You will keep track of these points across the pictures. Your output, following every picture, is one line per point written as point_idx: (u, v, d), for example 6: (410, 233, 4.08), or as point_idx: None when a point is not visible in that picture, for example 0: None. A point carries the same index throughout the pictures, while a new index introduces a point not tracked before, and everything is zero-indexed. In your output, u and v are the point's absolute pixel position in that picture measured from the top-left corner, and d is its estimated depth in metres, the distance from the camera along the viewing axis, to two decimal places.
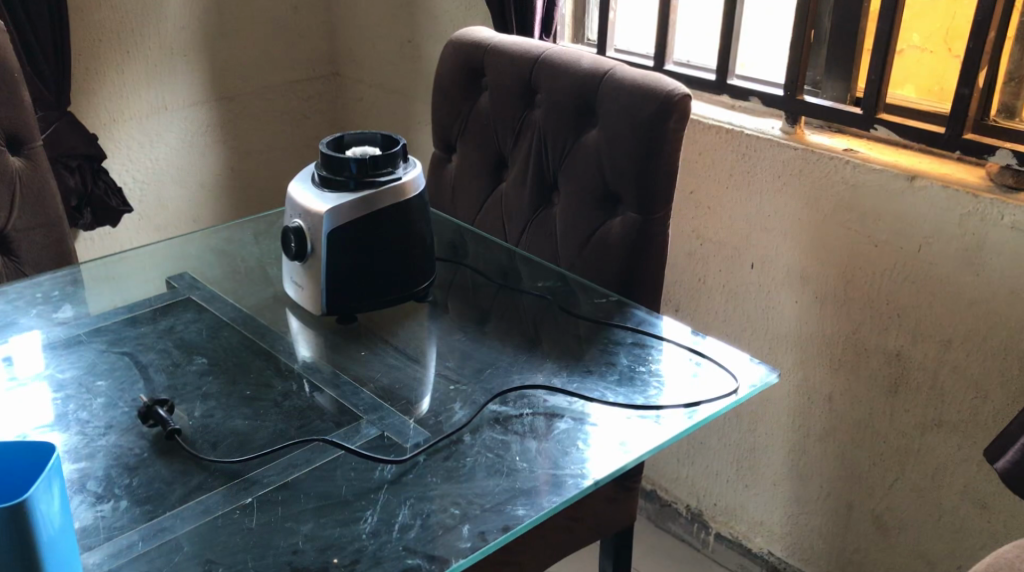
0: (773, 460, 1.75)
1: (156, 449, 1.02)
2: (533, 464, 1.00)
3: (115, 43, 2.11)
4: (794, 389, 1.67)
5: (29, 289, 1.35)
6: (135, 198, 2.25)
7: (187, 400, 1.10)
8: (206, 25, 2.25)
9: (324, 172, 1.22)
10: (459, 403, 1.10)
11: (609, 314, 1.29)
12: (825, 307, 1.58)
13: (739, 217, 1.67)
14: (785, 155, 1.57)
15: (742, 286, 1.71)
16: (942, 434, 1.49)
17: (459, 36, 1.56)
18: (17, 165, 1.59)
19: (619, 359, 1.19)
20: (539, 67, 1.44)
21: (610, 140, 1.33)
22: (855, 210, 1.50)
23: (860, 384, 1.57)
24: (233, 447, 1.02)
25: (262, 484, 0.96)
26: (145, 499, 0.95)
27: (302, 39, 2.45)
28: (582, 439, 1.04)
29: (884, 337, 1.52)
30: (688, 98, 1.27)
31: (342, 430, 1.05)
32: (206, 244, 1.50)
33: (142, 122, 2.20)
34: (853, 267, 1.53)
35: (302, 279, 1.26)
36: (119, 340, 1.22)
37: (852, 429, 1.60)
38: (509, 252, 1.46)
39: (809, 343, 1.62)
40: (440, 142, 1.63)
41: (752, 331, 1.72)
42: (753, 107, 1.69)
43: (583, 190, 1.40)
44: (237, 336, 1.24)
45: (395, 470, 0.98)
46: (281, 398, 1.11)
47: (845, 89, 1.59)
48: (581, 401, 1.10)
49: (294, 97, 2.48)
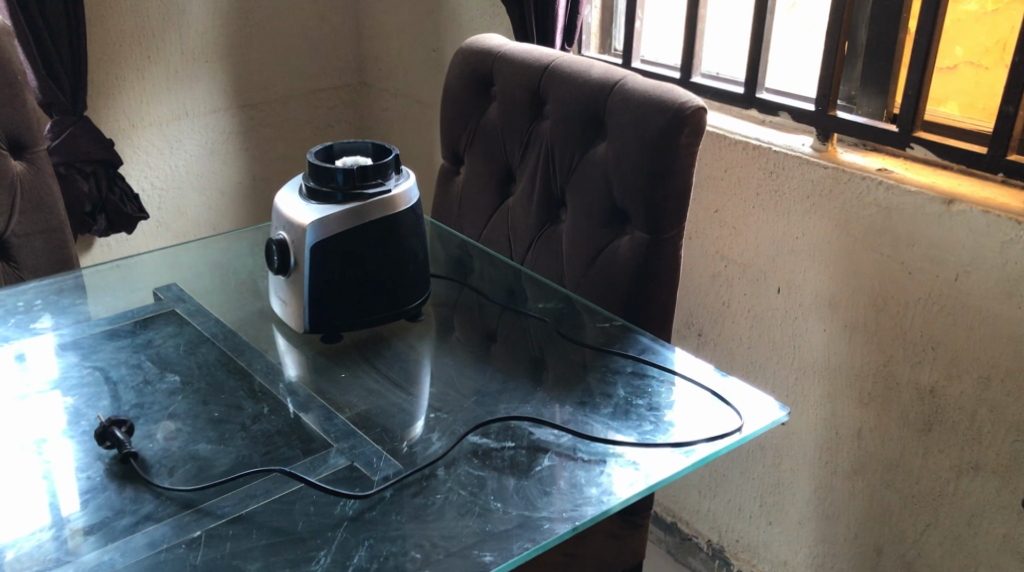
0: (798, 496, 1.65)
1: (110, 474, 0.96)
2: (508, 504, 0.91)
3: (138, 48, 2.08)
4: (820, 423, 1.57)
5: (12, 296, 1.31)
6: (154, 207, 2.21)
7: (152, 420, 1.04)
8: (229, 31, 2.22)
9: (310, 183, 1.16)
10: (437, 433, 1.02)
11: (612, 340, 1.21)
12: (855, 337, 1.48)
13: (765, 237, 1.58)
14: (814, 175, 1.47)
15: (768, 311, 1.61)
16: (979, 479, 1.37)
17: (469, 43, 1.49)
18: (18, 168, 1.55)
19: (616, 389, 1.11)
20: (549, 76, 1.36)
21: (620, 154, 1.25)
22: (887, 233, 1.40)
23: (891, 422, 1.46)
24: (191, 474, 0.96)
25: (216, 515, 0.90)
26: (91, 527, 0.90)
27: (329, 47, 2.40)
28: (566, 478, 0.95)
29: (916, 371, 1.41)
30: (702, 110, 1.18)
31: (309, 460, 0.97)
32: (202, 254, 1.44)
33: (162, 128, 2.17)
34: (885, 295, 1.42)
35: (286, 294, 1.19)
36: (93, 354, 1.17)
37: (881, 469, 1.49)
38: (515, 271, 1.39)
39: (838, 374, 1.52)
40: (448, 153, 1.55)
41: (777, 361, 1.62)
42: (784, 123, 1.59)
43: (591, 207, 1.31)
44: (215, 352, 1.17)
45: (358, 505, 0.91)
46: (250, 421, 1.04)
47: (881, 106, 1.48)
48: (570, 434, 1.01)
49: (319, 106, 2.44)
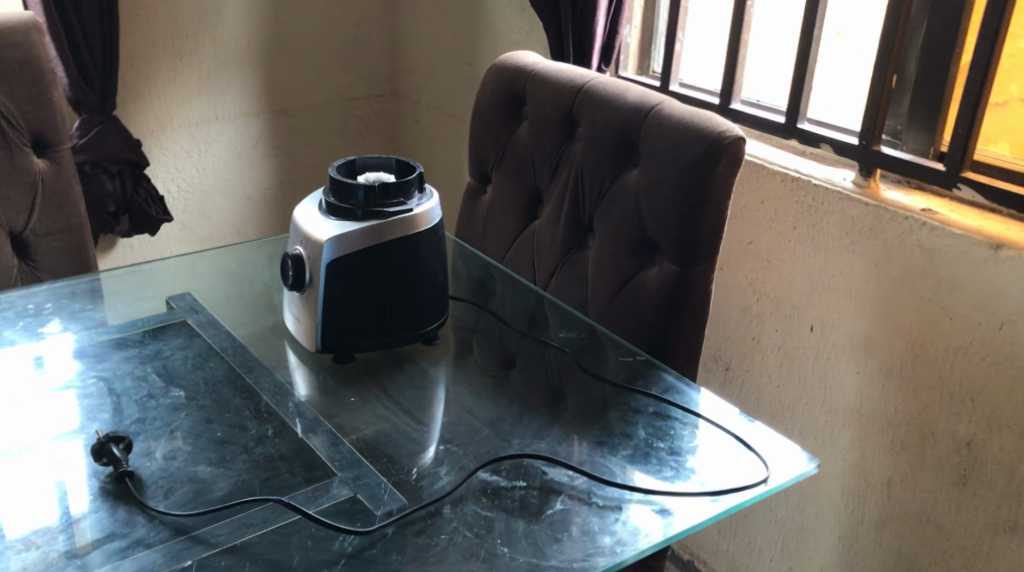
0: (822, 543, 1.58)
1: (104, 493, 0.93)
2: (516, 550, 0.86)
3: (170, 49, 2.06)
4: (848, 468, 1.50)
5: (24, 298, 1.28)
6: (179, 209, 2.19)
7: (152, 436, 1.00)
8: (263, 35, 2.19)
9: (330, 198, 1.12)
10: (446, 466, 0.97)
11: (635, 376, 1.15)
12: (889, 382, 1.42)
13: (800, 273, 1.52)
14: (854, 212, 1.42)
15: (799, 349, 1.55)
16: (1016, 539, 1.30)
17: (502, 60, 1.45)
18: (41, 166, 1.53)
19: (636, 430, 1.05)
20: (583, 97, 1.32)
21: (653, 181, 1.20)
22: (929, 277, 1.34)
23: (925, 473, 1.39)
24: (188, 497, 0.92)
25: (209, 544, 0.86)
26: (78, 549, 0.86)
27: (363, 55, 2.38)
28: (578, 525, 0.90)
29: (953, 422, 1.34)
30: (742, 140, 1.13)
31: (311, 488, 0.93)
32: (219, 262, 1.41)
33: (191, 130, 2.15)
34: (924, 341, 1.36)
35: (300, 311, 1.15)
36: (98, 363, 1.14)
37: (910, 521, 1.42)
38: (538, 296, 1.34)
39: (870, 419, 1.46)
40: (475, 171, 1.51)
41: (807, 402, 1.56)
42: (825, 155, 1.54)
43: (619, 235, 1.27)
44: (223, 367, 1.14)
45: (357, 542, 0.87)
46: (253, 442, 1.00)
47: (928, 142, 1.41)
48: (585, 476, 0.96)
49: (350, 115, 2.41)
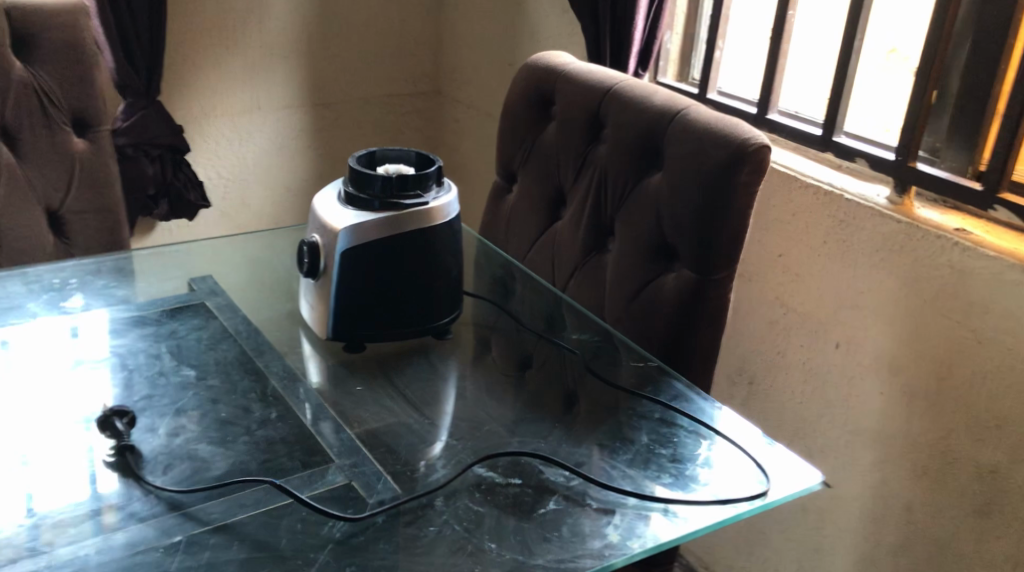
0: (838, 565, 1.55)
1: (104, 465, 0.94)
2: (504, 546, 0.86)
3: (217, 38, 2.10)
4: (868, 490, 1.47)
5: (50, 272, 1.30)
6: (218, 195, 2.22)
7: (157, 413, 1.01)
8: (309, 28, 2.22)
9: (349, 188, 1.13)
10: (444, 460, 0.97)
11: (645, 382, 1.14)
12: (913, 404, 1.38)
13: (828, 288, 1.49)
14: (886, 228, 1.39)
15: (823, 366, 1.53)
16: None
17: (533, 60, 1.45)
18: (80, 145, 1.56)
19: (638, 435, 1.04)
20: (610, 99, 1.31)
21: (675, 186, 1.19)
22: (959, 298, 1.31)
23: (946, 499, 1.36)
24: (185, 474, 0.93)
25: (200, 521, 0.86)
26: (72, 518, 0.87)
27: (408, 52, 2.39)
28: (569, 526, 0.89)
29: (977, 449, 1.31)
30: (767, 148, 1.11)
31: (306, 473, 0.93)
32: (244, 248, 1.42)
33: (234, 118, 2.18)
34: (950, 363, 1.33)
35: (314, 299, 1.16)
36: (113, 339, 1.16)
37: (929, 547, 1.39)
38: (556, 298, 1.33)
39: (891, 440, 1.43)
40: (502, 170, 1.51)
41: (829, 420, 1.53)
42: (860, 170, 1.51)
43: (639, 239, 1.25)
44: (235, 350, 1.15)
45: (346, 529, 0.87)
46: (256, 425, 1.01)
47: (967, 160, 1.36)
48: (581, 478, 0.95)
49: (392, 111, 2.43)
